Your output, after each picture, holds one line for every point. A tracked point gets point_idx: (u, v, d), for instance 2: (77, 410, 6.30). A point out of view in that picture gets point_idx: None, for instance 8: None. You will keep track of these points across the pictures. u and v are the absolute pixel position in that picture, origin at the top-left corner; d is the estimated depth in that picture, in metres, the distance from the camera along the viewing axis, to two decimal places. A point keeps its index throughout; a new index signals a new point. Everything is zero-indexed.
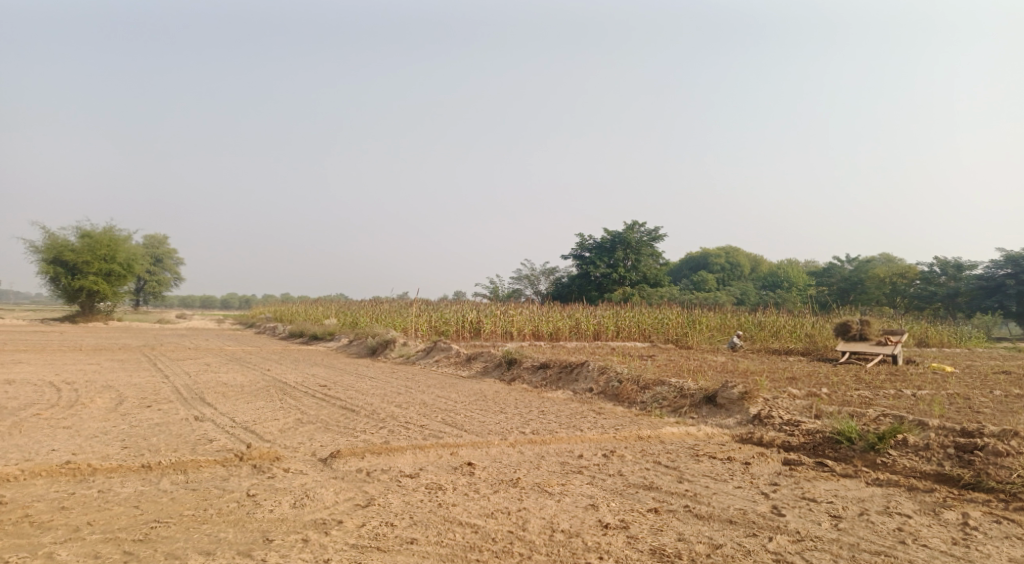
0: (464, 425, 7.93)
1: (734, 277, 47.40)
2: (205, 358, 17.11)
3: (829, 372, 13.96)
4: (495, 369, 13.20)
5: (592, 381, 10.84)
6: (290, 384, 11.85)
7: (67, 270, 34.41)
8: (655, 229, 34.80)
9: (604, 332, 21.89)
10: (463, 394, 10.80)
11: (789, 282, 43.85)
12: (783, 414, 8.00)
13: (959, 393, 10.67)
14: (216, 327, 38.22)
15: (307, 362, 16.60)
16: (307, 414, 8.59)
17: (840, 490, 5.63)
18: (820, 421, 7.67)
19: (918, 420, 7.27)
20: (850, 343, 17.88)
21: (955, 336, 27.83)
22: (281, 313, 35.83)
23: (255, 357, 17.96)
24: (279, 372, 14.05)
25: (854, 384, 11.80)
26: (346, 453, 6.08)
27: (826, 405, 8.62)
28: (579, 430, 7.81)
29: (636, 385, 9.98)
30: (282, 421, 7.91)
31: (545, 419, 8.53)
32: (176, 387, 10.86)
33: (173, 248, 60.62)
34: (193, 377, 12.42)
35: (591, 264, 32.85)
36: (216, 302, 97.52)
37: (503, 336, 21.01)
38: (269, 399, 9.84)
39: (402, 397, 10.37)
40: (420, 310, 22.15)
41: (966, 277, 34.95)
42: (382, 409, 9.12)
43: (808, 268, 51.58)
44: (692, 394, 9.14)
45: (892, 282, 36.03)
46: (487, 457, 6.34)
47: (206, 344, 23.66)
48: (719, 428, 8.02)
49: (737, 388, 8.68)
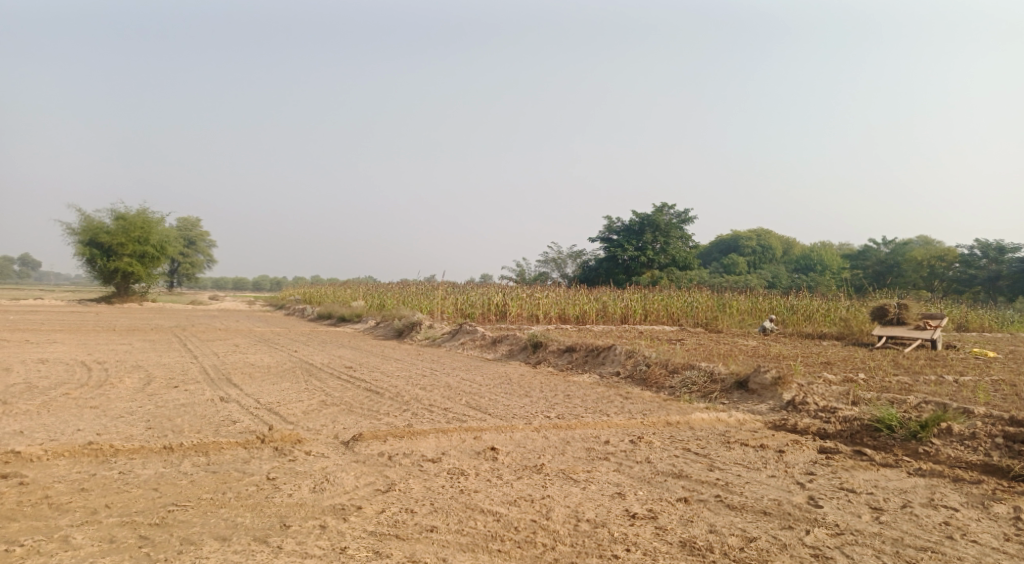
0: (488, 408, 7.81)
1: (766, 260, 46.62)
2: (234, 339, 17.26)
3: (865, 357, 13.58)
4: (521, 352, 13.07)
5: (619, 364, 10.65)
6: (316, 365, 11.86)
7: (102, 252, 35.02)
8: (685, 211, 34.27)
9: (632, 315, 21.63)
10: (489, 377, 10.69)
11: (822, 265, 42.98)
12: (818, 400, 7.74)
13: (1003, 380, 10.26)
14: (247, 309, 38.71)
15: (334, 343, 16.64)
16: (331, 396, 8.55)
17: (880, 481, 5.39)
18: (857, 408, 7.40)
19: (962, 408, 6.97)
20: (887, 327, 17.40)
21: (997, 320, 27.01)
22: (310, 295, 36.12)
23: (283, 338, 18.08)
24: (305, 354, 14.08)
25: (892, 369, 11.43)
26: (367, 437, 5.99)
27: (863, 391, 8.33)
28: (606, 415, 7.64)
29: (664, 369, 9.76)
30: (306, 404, 7.87)
31: (571, 403, 8.37)
32: (204, 367, 10.92)
33: (205, 231, 61.42)
34: (221, 357, 12.50)
35: (619, 246, 32.50)
36: (249, 284, 99.00)
37: (529, 319, 20.89)
38: (294, 381, 9.82)
39: (427, 379, 10.29)
40: (446, 292, 22.10)
41: (1009, 260, 33.25)
42: (406, 392, 9.04)
43: (843, 251, 50.46)
44: (723, 379, 8.90)
45: (930, 265, 35.06)
46: (511, 442, 6.21)
47: (236, 325, 23.92)
48: (751, 414, 7.79)
49: (769, 373, 8.42)
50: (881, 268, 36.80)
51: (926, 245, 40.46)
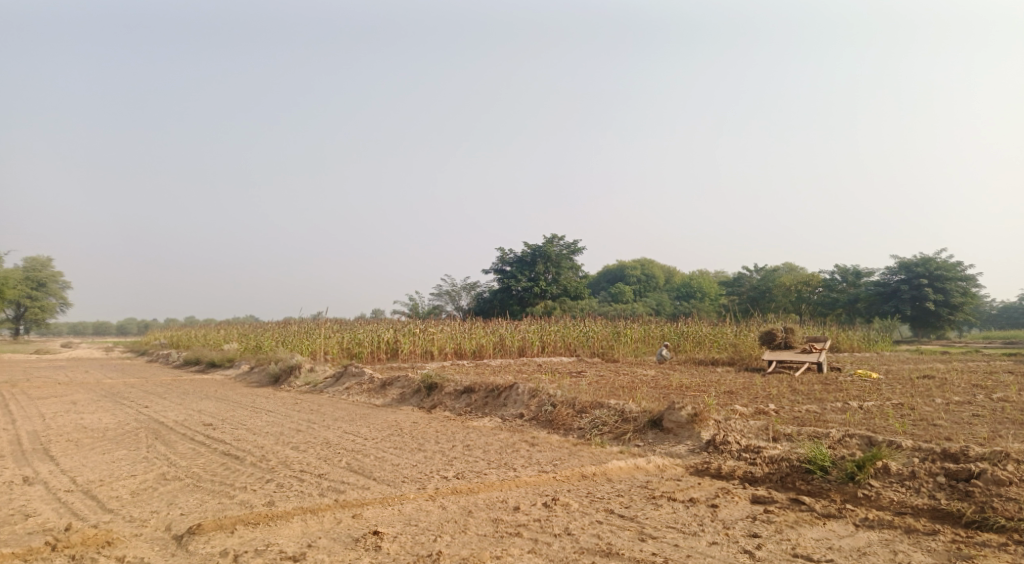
0: (371, 471, 6.55)
1: (649, 288, 47.63)
2: (77, 395, 14.88)
3: (764, 383, 13.31)
4: (413, 396, 11.80)
5: (522, 406, 9.63)
6: (169, 424, 10.08)
7: None
8: (574, 242, 34.23)
9: (528, 348, 20.80)
10: (375, 428, 9.37)
11: (702, 294, 44.40)
12: (740, 438, 7.02)
13: (905, 403, 10.06)
14: (104, 356, 34.78)
15: (198, 394, 14.68)
16: (177, 467, 7.00)
17: (832, 540, 4.65)
18: (782, 446, 6.73)
19: (888, 441, 6.44)
20: (776, 351, 17.44)
21: (864, 340, 28.38)
22: (177, 339, 33.00)
23: (137, 390, 15.84)
24: (159, 409, 12.11)
25: (795, 396, 11.08)
26: (208, 528, 4.64)
27: (781, 424, 7.72)
28: (511, 470, 6.57)
29: (572, 409, 8.84)
30: (140, 480, 6.32)
31: (470, 457, 7.25)
32: (21, 437, 8.93)
33: (58, 270, 55.52)
34: (48, 421, 10.43)
35: (511, 278, 31.89)
36: (112, 328, 91.31)
37: (422, 355, 19.62)
38: (135, 448, 8.10)
39: (301, 436, 8.84)
40: (330, 330, 20.44)
41: (865, 284, 35.63)
42: (274, 454, 7.59)
43: (718, 278, 52.64)
44: (636, 418, 8.08)
45: (797, 289, 36.93)
46: (399, 519, 5.01)
47: (87, 376, 21.04)
48: (671, 459, 6.98)
49: (685, 409, 7.66)
50: (755, 293, 38.22)
51: (792, 271, 42.75)
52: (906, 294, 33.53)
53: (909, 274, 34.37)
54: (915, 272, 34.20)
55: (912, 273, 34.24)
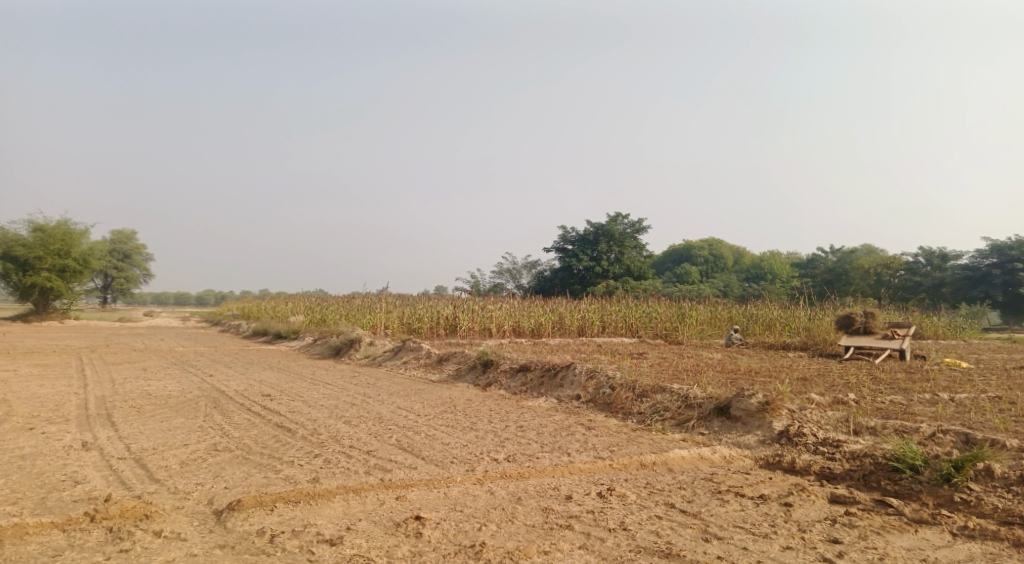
0: (420, 450, 6.32)
1: (717, 269, 46.26)
2: (148, 362, 15.36)
3: (840, 371, 12.51)
4: (468, 373, 11.59)
5: (580, 387, 9.26)
6: (228, 394, 10.17)
7: (18, 266, 32.15)
8: (639, 220, 33.39)
9: (589, 327, 20.36)
10: (429, 405, 9.19)
11: (772, 276, 42.81)
12: (816, 430, 6.48)
13: (1003, 396, 9.18)
14: (181, 325, 36.09)
15: (261, 365, 14.91)
16: (229, 437, 6.95)
17: (925, 551, 4.13)
18: (864, 441, 6.16)
19: (988, 439, 5.78)
20: (854, 336, 16.44)
21: (949, 327, 26.73)
22: (248, 311, 33.96)
23: (204, 359, 16.23)
24: (222, 378, 12.30)
25: (877, 385, 10.31)
26: (248, 505, 4.49)
27: (862, 415, 7.11)
28: (566, 455, 6.22)
29: (632, 393, 8.42)
30: (191, 450, 6.28)
31: (523, 439, 6.94)
32: (87, 401, 9.15)
33: (142, 242, 57.88)
34: (116, 387, 10.70)
35: (574, 256, 31.38)
36: (191, 298, 95.44)
37: (481, 332, 19.46)
38: (192, 417, 8.14)
39: (355, 410, 8.74)
40: (391, 305, 20.50)
41: (952, 267, 33.55)
42: (325, 428, 7.48)
43: (791, 259, 50.65)
44: (701, 405, 7.60)
45: (876, 272, 35.02)
46: (444, 503, 4.76)
47: (161, 345, 21.79)
48: (738, 450, 6.50)
49: (755, 397, 7.14)
50: (829, 276, 36.52)
51: (871, 253, 40.68)
52: (998, 279, 31.36)
53: (1001, 258, 32.09)
54: (1008, 255, 31.89)
55: (1005, 257, 31.95)
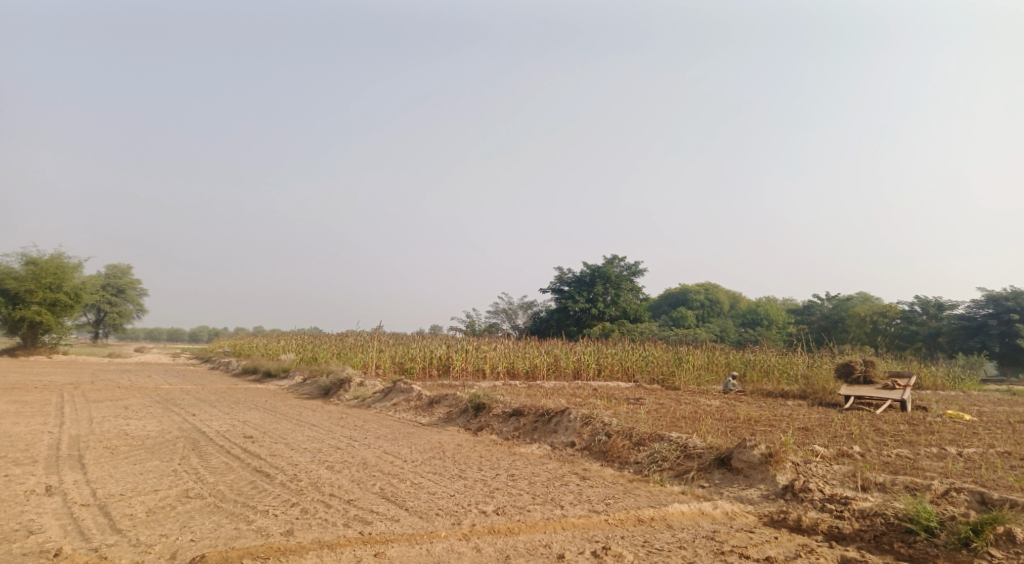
0: (405, 501, 5.97)
1: (713, 314, 46.08)
2: (131, 399, 14.94)
3: (842, 421, 12.17)
4: (459, 416, 11.22)
5: (575, 433, 8.91)
6: (210, 434, 9.79)
7: (8, 299, 31.78)
8: (636, 263, 33.27)
9: (584, 370, 20.01)
10: (417, 450, 8.82)
11: (769, 321, 42.62)
12: (822, 486, 6.15)
13: (1012, 452, 8.85)
14: (171, 361, 35.57)
15: (247, 403, 14.50)
16: (203, 482, 6.60)
17: None
18: (874, 498, 5.84)
19: (1005, 500, 5.47)
20: (853, 385, 16.13)
21: (948, 377, 26.38)
22: (239, 347, 33.51)
23: (189, 397, 15.80)
24: (205, 417, 11.92)
25: (881, 437, 9.98)
26: None
27: (869, 469, 6.78)
28: (558, 508, 5.88)
29: (628, 441, 8.08)
30: (161, 496, 5.92)
31: (514, 489, 6.59)
32: (60, 440, 8.77)
33: (137, 277, 57.51)
34: (94, 425, 10.30)
35: (569, 298, 31.15)
36: (185, 334, 94.71)
37: (474, 374, 19.09)
38: (168, 459, 7.76)
39: (339, 454, 8.37)
40: (383, 344, 20.15)
41: (948, 316, 33.44)
42: (306, 474, 7.12)
43: (787, 305, 50.56)
44: (700, 455, 7.27)
45: (872, 320, 34.80)
46: (426, 562, 4.42)
47: (148, 381, 21.37)
48: (741, 505, 6.16)
49: (757, 448, 6.82)
50: (826, 323, 36.33)
51: (867, 301, 40.58)
52: (994, 329, 31.23)
53: (997, 308, 32.00)
54: (1005, 305, 31.81)
55: (1001, 307, 31.87)
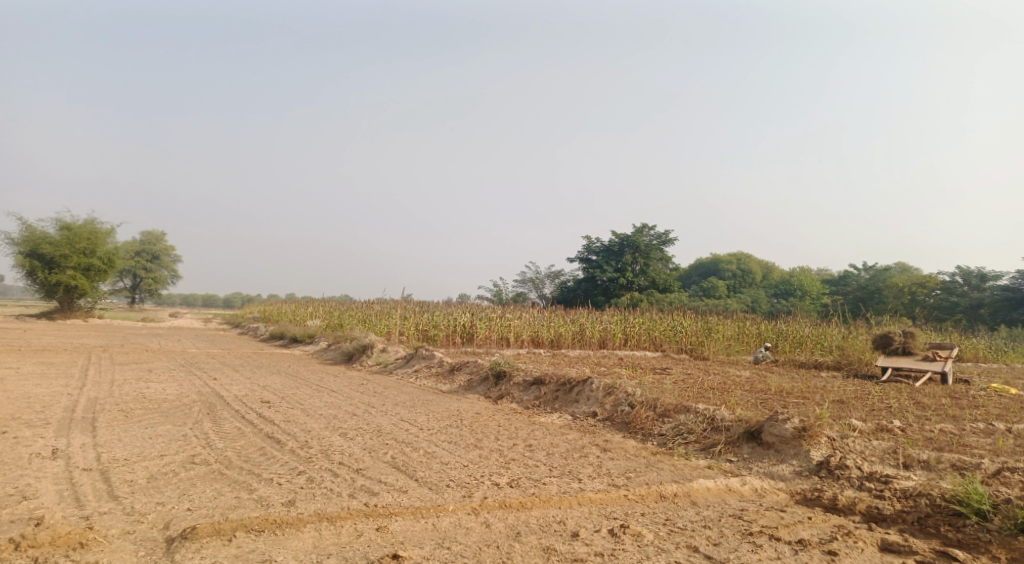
0: (415, 471, 5.72)
1: (745, 284, 45.22)
2: (157, 363, 15.01)
3: (879, 394, 11.65)
4: (480, 384, 10.97)
5: (597, 403, 8.58)
6: (227, 399, 9.66)
7: (44, 264, 32.28)
8: (665, 232, 32.58)
9: (611, 340, 19.63)
10: (434, 417, 8.58)
11: (802, 292, 41.64)
12: (860, 462, 5.76)
13: None
14: (203, 326, 35.99)
15: (269, 369, 14.44)
16: (211, 448, 6.41)
17: None
18: (917, 478, 5.42)
19: None
20: (891, 357, 15.54)
21: (989, 350, 25.47)
22: (268, 313, 33.73)
23: (213, 361, 15.82)
24: (226, 382, 11.84)
25: (922, 411, 9.48)
26: (203, 533, 3.97)
27: (911, 446, 6.34)
28: (576, 482, 5.57)
29: (653, 412, 7.73)
30: (165, 461, 5.75)
31: (531, 460, 6.30)
32: (77, 403, 8.71)
33: (171, 244, 58.18)
34: (114, 389, 10.26)
35: (597, 267, 30.67)
36: (219, 300, 96.36)
37: (499, 342, 18.84)
38: (181, 424, 7.62)
39: (354, 421, 8.16)
40: (408, 311, 19.96)
41: (990, 288, 32.22)
42: (317, 441, 6.91)
43: (822, 276, 49.34)
44: (729, 428, 6.89)
45: (910, 291, 33.78)
46: (431, 537, 4.17)
47: (177, 345, 21.49)
48: (771, 481, 5.79)
49: (790, 422, 6.41)
50: (862, 294, 35.34)
51: (906, 272, 39.34)
52: None
53: None
54: None
55: None
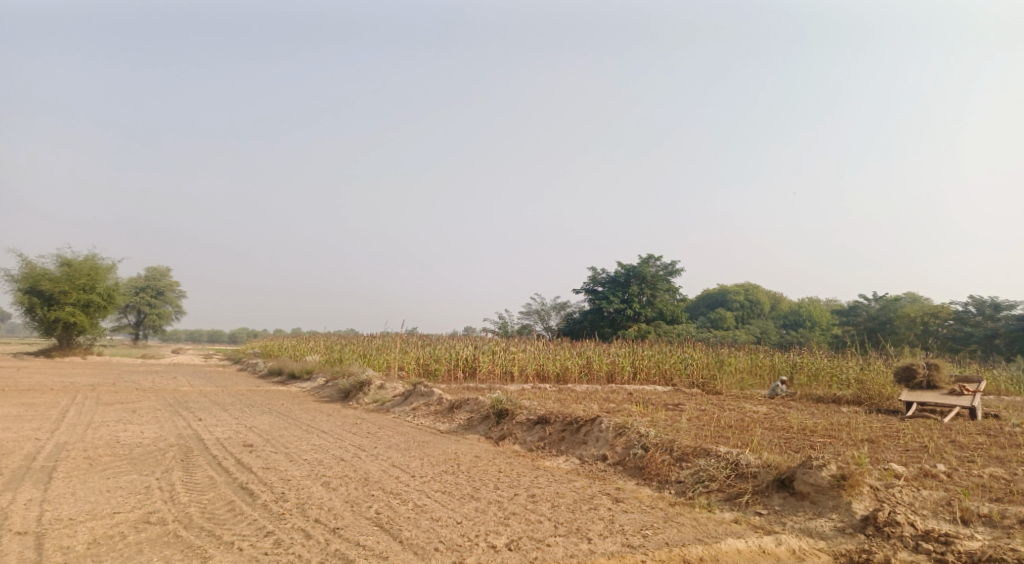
0: (402, 531, 4.99)
1: (754, 315, 44.40)
2: (143, 402, 14.30)
3: (909, 431, 10.83)
4: (480, 423, 10.23)
5: (606, 445, 7.84)
6: (207, 443, 8.93)
7: (42, 300, 31.79)
8: (672, 263, 31.90)
9: (619, 373, 18.88)
10: (429, 462, 7.84)
11: (812, 323, 40.76)
12: (912, 518, 5.01)
13: None
14: (203, 363, 35.31)
15: (261, 407, 13.71)
16: (172, 503, 5.68)
17: None
18: (980, 539, 4.68)
19: None
20: (914, 391, 14.70)
21: (1011, 382, 24.47)
22: (269, 349, 33.04)
23: (204, 400, 15.08)
24: (211, 423, 11.10)
25: (961, 452, 8.67)
26: None
27: (966, 496, 5.56)
28: (586, 543, 4.84)
29: (668, 456, 6.98)
30: (114, 521, 5.01)
31: (535, 515, 5.56)
32: (42, 450, 8.01)
33: (176, 279, 57.60)
34: (87, 432, 9.55)
35: (603, 299, 29.99)
36: (224, 336, 95.75)
37: (502, 377, 18.08)
38: (147, 473, 6.89)
39: (340, 467, 7.44)
40: (408, 346, 19.24)
41: (1006, 317, 31.28)
42: (296, 493, 6.18)
43: (832, 306, 48.46)
44: (756, 475, 6.15)
45: (923, 321, 32.82)
46: None
47: (171, 383, 20.77)
48: (810, 541, 5.04)
49: (826, 469, 5.65)
50: (873, 325, 34.50)
51: (917, 301, 38.42)
52: None
53: None
54: None
55: None
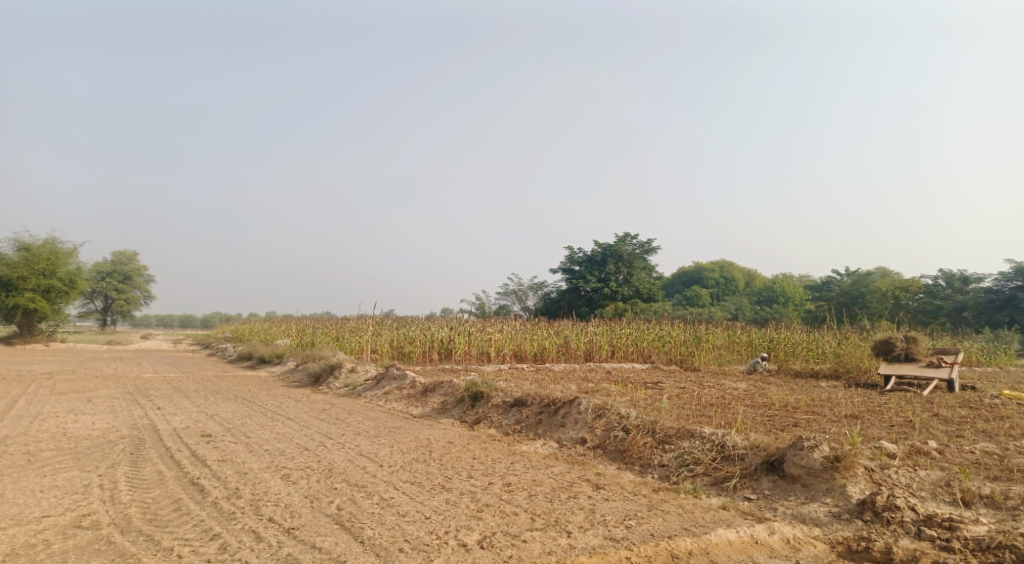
0: (364, 530, 4.54)
1: (729, 292, 44.46)
2: (101, 391, 13.65)
3: (892, 406, 10.59)
4: (454, 407, 9.79)
5: (585, 428, 7.44)
6: (162, 434, 8.38)
7: (1, 286, 30.64)
8: (648, 241, 31.62)
9: (597, 352, 18.55)
10: (398, 450, 7.39)
11: (785, 298, 40.87)
12: (912, 502, 4.67)
13: None
14: (171, 349, 34.39)
15: (227, 394, 13.13)
16: (110, 503, 5.17)
17: None
18: (987, 524, 4.36)
19: None
20: (893, 364, 14.56)
21: (982, 353, 24.62)
22: (240, 333, 32.24)
23: (167, 387, 14.45)
24: (170, 412, 10.52)
25: (948, 427, 8.42)
26: None
27: (965, 475, 5.25)
28: (565, 538, 4.44)
29: (651, 438, 6.60)
30: (40, 527, 4.52)
31: (510, 506, 5.15)
32: None
33: (144, 264, 56.09)
34: (34, 425, 8.94)
35: (580, 277, 29.64)
36: (197, 321, 94.16)
37: (479, 358, 17.66)
38: (90, 469, 6.36)
39: (302, 457, 6.96)
40: (381, 327, 18.71)
41: (974, 290, 31.54)
42: (251, 488, 5.70)
43: (805, 282, 48.70)
44: (743, 457, 5.79)
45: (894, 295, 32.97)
46: None
47: (135, 370, 20.03)
48: (805, 528, 4.70)
49: (819, 451, 5.31)
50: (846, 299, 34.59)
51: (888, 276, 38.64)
52: None
53: None
54: None
55: None
